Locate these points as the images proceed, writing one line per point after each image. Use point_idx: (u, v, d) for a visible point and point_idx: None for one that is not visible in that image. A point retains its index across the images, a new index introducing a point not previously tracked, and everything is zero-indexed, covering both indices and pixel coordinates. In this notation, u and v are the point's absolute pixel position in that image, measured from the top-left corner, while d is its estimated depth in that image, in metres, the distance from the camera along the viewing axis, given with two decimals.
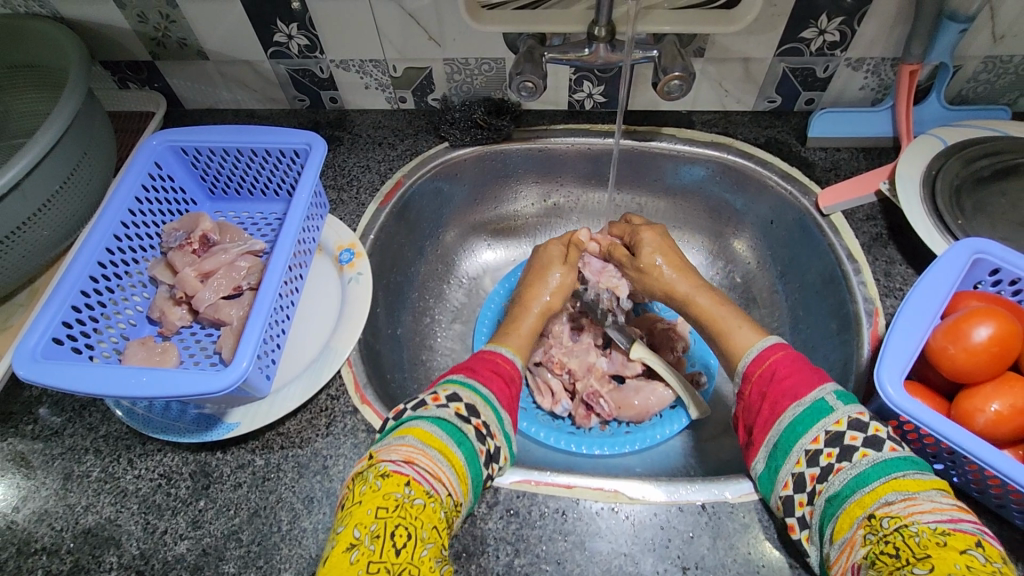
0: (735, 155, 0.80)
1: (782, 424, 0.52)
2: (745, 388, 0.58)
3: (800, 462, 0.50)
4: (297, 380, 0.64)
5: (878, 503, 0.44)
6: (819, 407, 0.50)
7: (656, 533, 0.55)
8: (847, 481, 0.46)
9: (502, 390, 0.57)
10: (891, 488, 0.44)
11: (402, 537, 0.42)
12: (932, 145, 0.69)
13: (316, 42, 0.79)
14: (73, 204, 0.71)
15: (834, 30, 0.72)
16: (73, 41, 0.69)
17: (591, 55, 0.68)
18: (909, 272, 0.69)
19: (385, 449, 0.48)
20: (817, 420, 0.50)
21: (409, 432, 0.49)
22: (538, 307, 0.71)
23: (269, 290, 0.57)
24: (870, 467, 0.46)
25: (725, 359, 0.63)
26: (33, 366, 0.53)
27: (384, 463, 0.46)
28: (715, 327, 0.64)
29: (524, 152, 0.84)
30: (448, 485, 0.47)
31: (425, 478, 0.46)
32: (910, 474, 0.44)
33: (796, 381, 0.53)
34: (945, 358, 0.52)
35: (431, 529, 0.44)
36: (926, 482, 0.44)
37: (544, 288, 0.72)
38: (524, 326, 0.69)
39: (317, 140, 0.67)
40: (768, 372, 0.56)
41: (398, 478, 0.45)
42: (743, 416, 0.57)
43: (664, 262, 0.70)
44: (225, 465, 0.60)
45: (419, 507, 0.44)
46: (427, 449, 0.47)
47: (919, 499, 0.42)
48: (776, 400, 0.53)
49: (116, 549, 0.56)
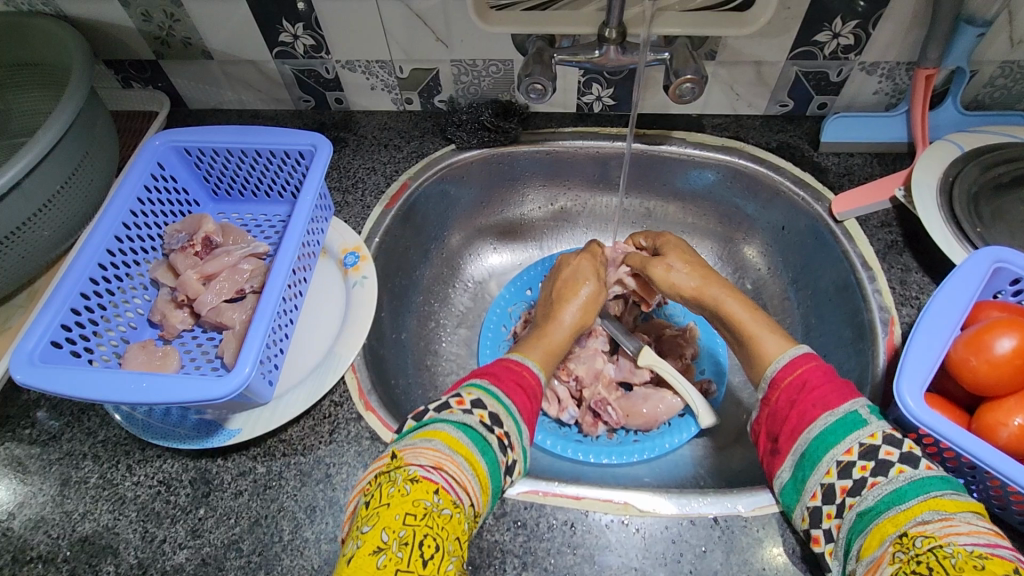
0: (746, 160, 0.78)
1: (813, 432, 0.50)
2: (770, 395, 0.56)
3: (831, 473, 0.48)
4: (300, 387, 0.62)
5: (912, 522, 0.42)
6: (853, 419, 0.49)
7: (667, 547, 0.53)
8: (882, 496, 0.45)
9: (525, 403, 0.56)
10: (927, 508, 0.43)
11: (430, 548, 0.41)
12: (949, 151, 0.68)
13: (322, 42, 0.78)
14: (74, 204, 0.69)
15: (848, 34, 0.71)
16: (75, 39, 0.68)
17: (601, 58, 0.67)
18: (925, 280, 0.67)
19: (410, 451, 0.46)
20: (851, 432, 0.48)
21: (436, 436, 0.48)
22: (569, 319, 0.68)
23: (272, 294, 0.56)
24: (907, 485, 0.44)
25: (752, 368, 0.60)
26: (30, 370, 0.51)
27: (413, 467, 0.45)
28: (744, 331, 0.61)
29: (532, 155, 0.83)
30: (471, 495, 0.46)
31: (452, 486, 0.44)
32: (948, 495, 0.43)
33: (828, 392, 0.52)
34: (966, 369, 0.51)
35: (455, 540, 0.43)
36: (962, 503, 0.43)
37: (578, 302, 0.69)
38: (556, 341, 0.67)
39: (322, 141, 0.66)
40: (798, 379, 0.54)
41: (427, 485, 0.43)
42: (767, 424, 0.55)
43: (692, 270, 0.68)
44: (226, 473, 0.59)
45: (447, 517, 0.43)
46: (455, 456, 0.46)
47: (957, 521, 0.41)
48: (805, 410, 0.52)
49: (113, 558, 0.55)
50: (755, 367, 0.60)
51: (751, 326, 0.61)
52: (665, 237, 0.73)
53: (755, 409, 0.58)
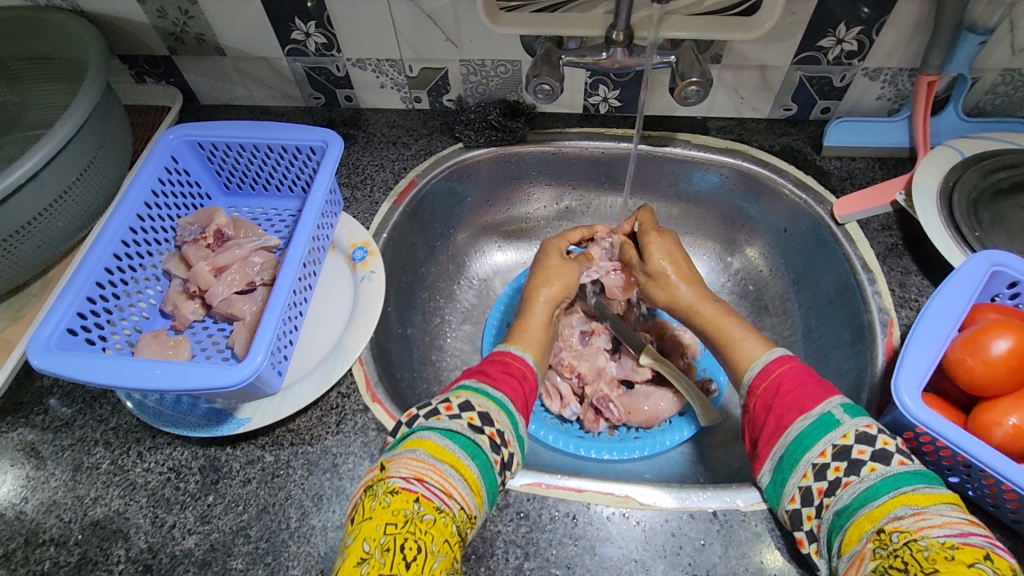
0: (750, 162, 0.79)
1: (788, 437, 0.51)
2: (750, 401, 0.57)
3: (807, 476, 0.49)
4: (310, 376, 0.63)
5: (887, 517, 0.43)
6: (826, 420, 0.50)
7: (667, 540, 0.55)
8: (857, 494, 0.46)
9: (514, 388, 0.57)
10: (900, 503, 0.43)
11: (412, 551, 0.42)
12: (950, 156, 0.69)
13: (333, 40, 0.79)
14: (89, 196, 0.71)
15: (852, 40, 0.72)
16: (92, 34, 0.70)
17: (608, 60, 0.68)
18: (924, 283, 0.68)
19: (396, 462, 0.47)
20: (824, 434, 0.49)
21: (420, 446, 0.48)
22: (544, 296, 0.70)
23: (284, 287, 0.57)
24: (878, 482, 0.45)
25: (730, 371, 0.62)
26: (48, 356, 0.52)
27: (394, 478, 0.45)
28: (720, 336, 0.64)
29: (539, 155, 0.84)
30: (459, 500, 0.46)
31: (435, 494, 0.45)
32: (919, 488, 0.44)
33: (802, 395, 0.53)
34: (963, 370, 0.52)
35: (442, 542, 0.43)
36: (936, 496, 0.43)
37: (545, 279, 0.71)
38: (533, 323, 0.67)
39: (333, 138, 0.67)
40: (773, 384, 0.55)
41: (406, 495, 0.44)
42: (749, 430, 0.56)
43: (671, 271, 0.69)
44: (235, 461, 0.60)
45: (429, 522, 0.43)
46: (439, 464, 0.46)
47: (929, 514, 0.42)
48: (781, 414, 0.53)
49: (124, 542, 0.56)
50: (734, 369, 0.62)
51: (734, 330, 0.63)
52: (656, 232, 0.71)
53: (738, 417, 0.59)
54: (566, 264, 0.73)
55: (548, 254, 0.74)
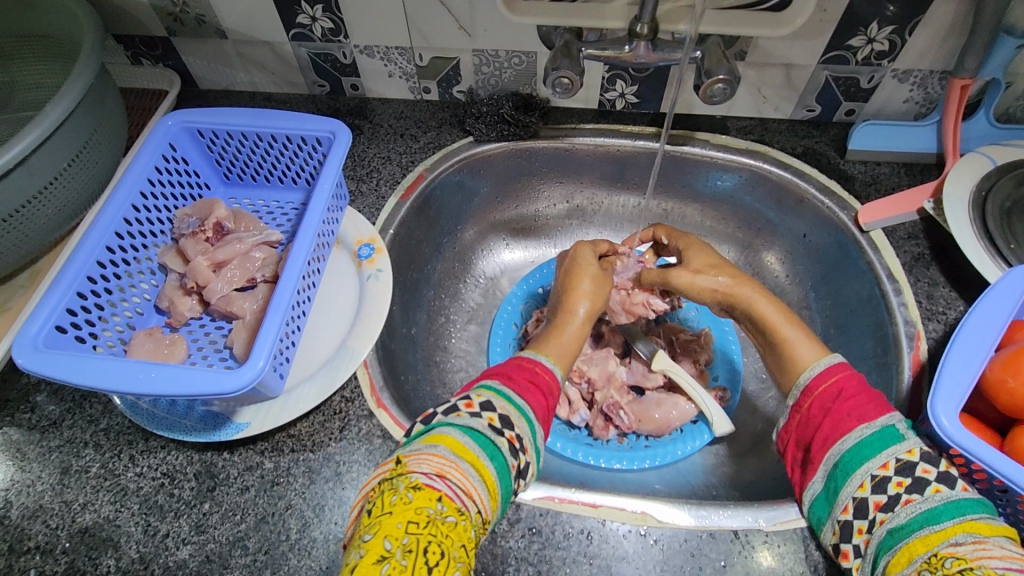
0: (771, 164, 0.77)
1: (845, 444, 0.49)
2: (801, 403, 0.54)
3: (864, 487, 0.47)
4: (312, 380, 0.60)
5: (945, 543, 0.42)
6: (889, 433, 0.48)
7: (686, 560, 0.52)
8: (915, 514, 0.44)
9: (539, 401, 0.53)
10: (962, 529, 0.42)
11: (435, 555, 0.38)
12: (981, 164, 0.66)
13: (340, 26, 0.75)
14: (81, 183, 0.67)
15: (883, 40, 0.69)
16: (86, 10, 0.66)
17: (630, 54, 0.64)
18: (952, 295, 0.66)
19: (415, 457, 0.44)
20: (887, 447, 0.47)
21: (441, 442, 0.45)
22: (583, 311, 0.64)
23: (288, 284, 0.54)
24: (941, 505, 0.43)
25: (781, 376, 0.58)
26: (34, 355, 0.49)
27: (415, 474, 0.42)
28: (776, 334, 0.58)
29: (551, 151, 0.81)
30: (478, 502, 0.43)
31: (456, 493, 0.42)
32: (983, 518, 0.42)
33: (864, 404, 0.50)
34: (1003, 390, 0.50)
35: (460, 547, 0.40)
36: (997, 528, 0.42)
37: (583, 293, 0.65)
38: (567, 336, 0.62)
39: (341, 129, 0.64)
40: (834, 388, 0.52)
41: (429, 492, 0.41)
42: (797, 432, 0.54)
43: (715, 267, 0.64)
44: (233, 467, 0.57)
45: (451, 524, 0.40)
46: (460, 462, 0.43)
47: (990, 545, 0.40)
48: (839, 420, 0.51)
49: (114, 551, 0.53)
50: (784, 373, 0.58)
51: (785, 329, 0.58)
52: (690, 237, 0.69)
53: (784, 416, 0.56)
54: (603, 274, 0.67)
55: (584, 257, 0.68)
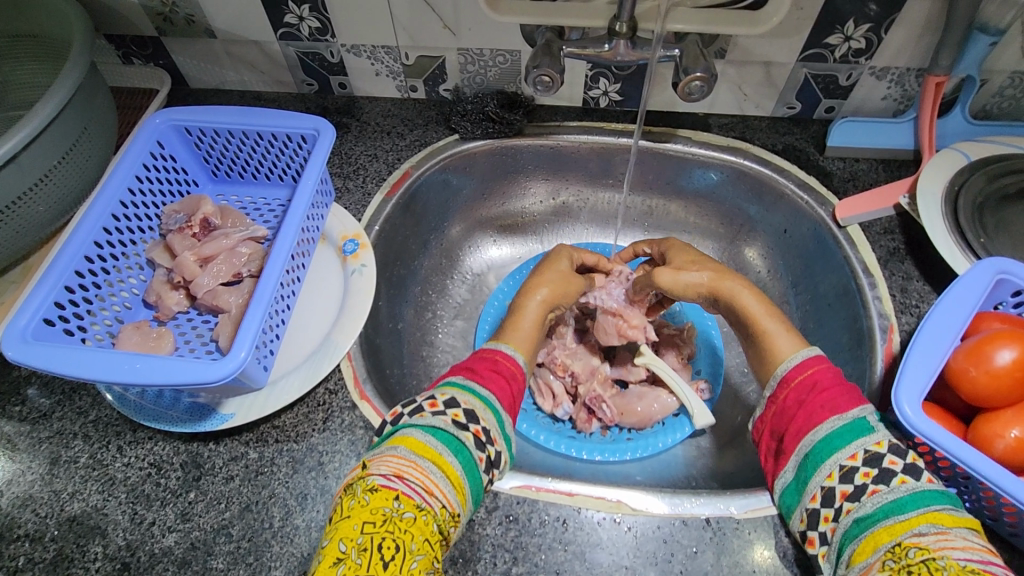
0: (751, 161, 0.78)
1: (817, 435, 0.50)
2: (778, 395, 0.56)
3: (832, 476, 0.48)
4: (295, 372, 0.62)
5: (909, 533, 0.43)
6: (860, 425, 0.49)
7: (659, 546, 0.54)
8: (882, 504, 0.45)
9: (503, 389, 0.54)
10: (926, 520, 0.43)
11: (390, 550, 0.40)
12: (955, 160, 0.67)
13: (327, 25, 0.76)
14: (71, 180, 0.68)
15: (860, 38, 0.70)
16: (75, 10, 0.67)
17: (610, 52, 0.66)
18: (926, 289, 0.67)
19: (376, 460, 0.45)
20: (858, 437, 0.49)
21: (401, 443, 0.46)
22: (541, 296, 0.66)
23: (271, 278, 0.55)
24: (907, 496, 0.45)
25: (760, 366, 0.60)
26: (22, 347, 0.50)
27: (372, 476, 0.44)
28: (755, 327, 0.61)
29: (535, 148, 0.82)
30: (441, 498, 0.44)
31: (416, 491, 0.43)
32: (947, 509, 0.44)
33: (837, 395, 0.52)
34: (966, 380, 0.51)
35: (422, 541, 0.42)
36: (959, 519, 0.43)
37: (546, 280, 0.68)
38: (525, 321, 0.64)
39: (325, 126, 0.65)
40: (809, 380, 0.54)
41: (386, 493, 0.42)
42: (773, 423, 0.55)
43: (701, 267, 0.65)
44: (218, 457, 0.58)
45: (409, 520, 0.42)
46: (419, 461, 0.45)
47: (952, 535, 0.42)
48: (813, 411, 0.52)
49: (101, 539, 0.55)
50: (764, 364, 0.60)
51: (766, 321, 0.60)
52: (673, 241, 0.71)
53: (760, 407, 0.57)
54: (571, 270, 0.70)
55: (559, 258, 0.71)
